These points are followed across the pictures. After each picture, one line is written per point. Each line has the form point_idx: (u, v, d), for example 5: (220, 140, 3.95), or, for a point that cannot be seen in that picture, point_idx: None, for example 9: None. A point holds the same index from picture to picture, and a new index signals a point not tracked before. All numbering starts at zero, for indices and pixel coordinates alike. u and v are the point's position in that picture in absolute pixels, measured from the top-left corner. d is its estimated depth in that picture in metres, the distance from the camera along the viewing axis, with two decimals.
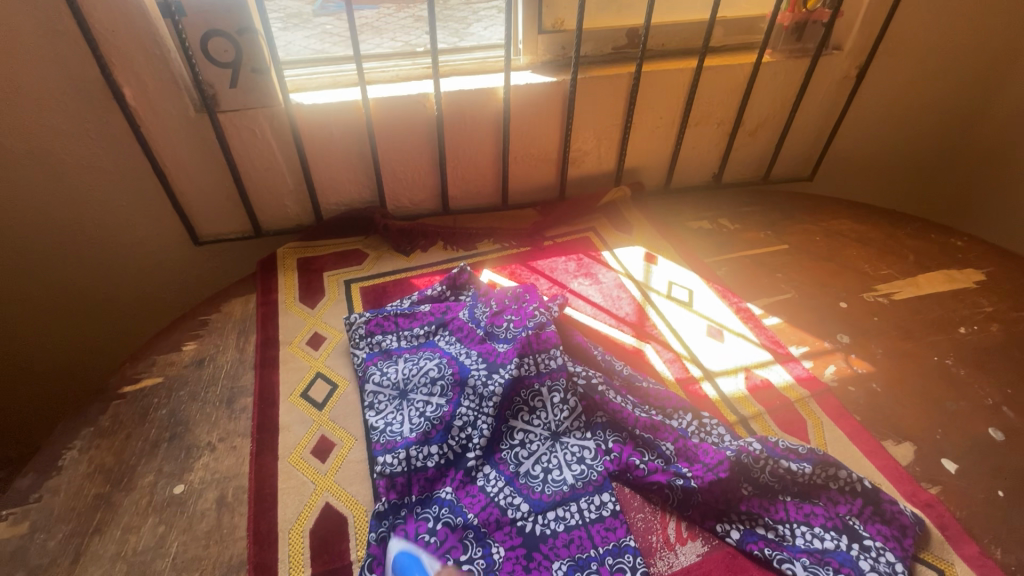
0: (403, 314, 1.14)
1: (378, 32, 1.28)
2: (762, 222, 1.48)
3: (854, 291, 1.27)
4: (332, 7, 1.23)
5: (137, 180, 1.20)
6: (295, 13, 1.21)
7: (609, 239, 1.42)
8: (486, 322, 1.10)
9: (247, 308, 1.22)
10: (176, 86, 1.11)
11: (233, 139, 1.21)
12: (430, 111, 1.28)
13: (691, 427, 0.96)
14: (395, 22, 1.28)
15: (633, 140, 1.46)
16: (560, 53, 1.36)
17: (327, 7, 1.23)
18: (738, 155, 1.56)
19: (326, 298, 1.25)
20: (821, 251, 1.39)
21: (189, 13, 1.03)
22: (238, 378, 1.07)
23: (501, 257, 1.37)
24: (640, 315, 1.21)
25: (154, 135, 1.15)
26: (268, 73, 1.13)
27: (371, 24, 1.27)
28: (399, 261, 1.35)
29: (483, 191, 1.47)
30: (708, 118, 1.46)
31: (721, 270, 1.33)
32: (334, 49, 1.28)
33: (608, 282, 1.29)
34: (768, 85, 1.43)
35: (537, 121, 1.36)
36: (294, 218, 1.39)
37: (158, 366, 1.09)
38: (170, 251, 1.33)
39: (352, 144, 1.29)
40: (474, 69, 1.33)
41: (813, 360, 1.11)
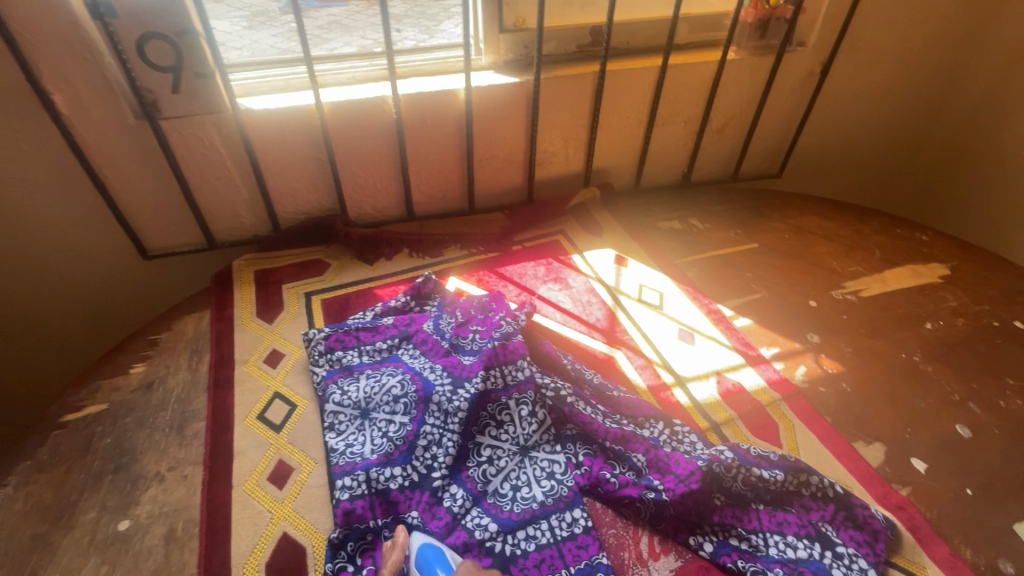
0: (365, 327, 1.09)
1: (346, 30, 1.23)
2: (732, 221, 1.47)
3: (823, 289, 1.27)
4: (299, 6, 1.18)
5: (75, 193, 1.12)
6: (261, 11, 1.17)
7: (578, 242, 1.39)
8: (451, 334, 1.06)
9: (201, 326, 1.15)
10: (114, 92, 1.04)
11: (179, 147, 1.14)
12: (389, 114, 1.23)
13: (663, 437, 0.94)
14: (364, 19, 1.23)
15: (600, 140, 1.43)
16: (522, 52, 1.32)
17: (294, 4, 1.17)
18: (706, 153, 1.55)
19: (285, 311, 1.19)
20: (790, 249, 1.38)
21: (121, 16, 0.97)
22: (189, 401, 1.01)
23: (468, 263, 1.33)
24: (610, 321, 1.18)
25: (92, 144, 1.08)
26: (212, 78, 1.08)
27: (340, 21, 1.22)
28: (362, 271, 1.30)
29: (449, 196, 1.42)
30: (675, 116, 1.44)
31: (691, 271, 1.32)
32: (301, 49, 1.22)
33: (578, 286, 1.26)
34: (734, 82, 1.41)
35: (501, 123, 1.32)
36: (250, 229, 1.33)
37: (103, 392, 1.02)
38: (116, 267, 1.25)
39: (309, 150, 1.23)
40: (435, 69, 1.28)
41: (784, 362, 1.10)
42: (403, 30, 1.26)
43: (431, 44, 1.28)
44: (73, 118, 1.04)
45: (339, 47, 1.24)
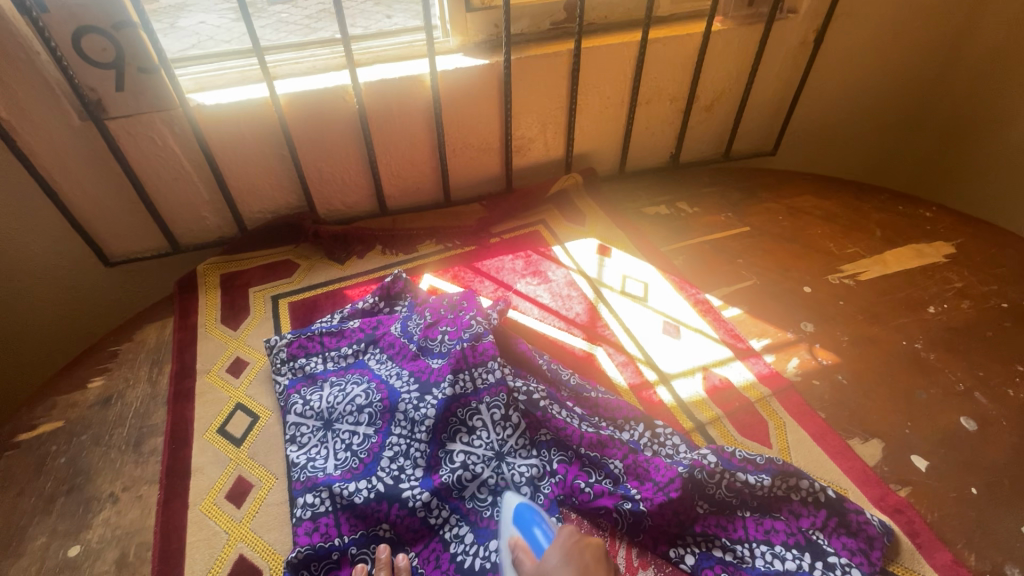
0: (330, 332, 1.04)
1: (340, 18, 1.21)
2: (722, 204, 1.40)
3: (819, 273, 1.20)
4: None
5: (24, 201, 1.06)
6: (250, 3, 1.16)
7: (559, 231, 1.32)
8: (419, 336, 1.01)
9: (163, 335, 1.11)
10: (53, 92, 0.98)
11: (130, 148, 1.08)
12: (350, 104, 1.16)
13: (643, 440, 0.88)
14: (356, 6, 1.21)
15: (581, 123, 1.36)
16: (492, 32, 1.25)
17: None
18: (694, 132, 1.47)
19: (251, 316, 1.14)
20: (784, 231, 1.30)
21: (51, 9, 0.90)
22: (148, 416, 0.97)
23: (442, 259, 1.26)
24: (591, 315, 1.11)
25: (37, 149, 1.02)
26: (158, 73, 1.01)
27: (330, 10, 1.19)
28: (333, 270, 1.24)
29: (423, 188, 1.36)
30: (659, 95, 1.36)
31: (678, 259, 1.24)
32: (289, 38, 1.18)
33: (557, 279, 1.19)
34: (721, 55, 1.33)
35: (473, 108, 1.25)
36: (216, 231, 1.27)
37: (59, 409, 0.98)
38: (76, 277, 1.20)
39: (269, 147, 1.17)
40: (400, 54, 1.21)
41: (775, 354, 1.03)
42: (393, 15, 1.22)
43: (393, 26, 1.22)
44: (13, 122, 0.98)
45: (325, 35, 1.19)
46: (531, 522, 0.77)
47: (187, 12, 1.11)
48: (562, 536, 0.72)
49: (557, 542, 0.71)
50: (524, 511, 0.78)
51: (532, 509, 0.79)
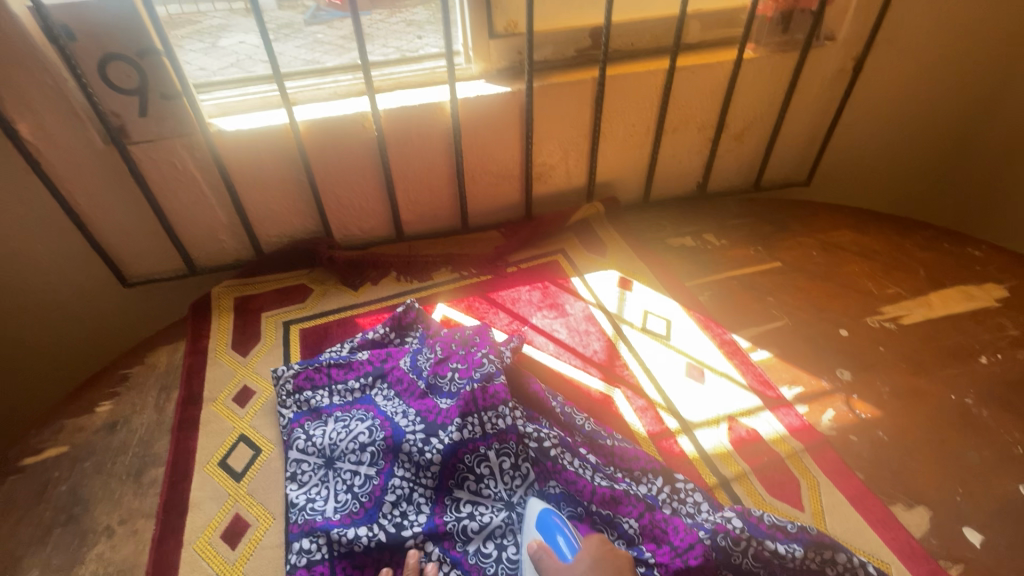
0: (337, 364, 1.01)
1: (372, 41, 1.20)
2: (752, 237, 1.33)
3: (856, 315, 1.12)
4: (323, 16, 1.19)
5: (46, 222, 1.08)
6: (285, 23, 1.18)
7: (579, 262, 1.28)
8: (428, 372, 0.97)
9: (173, 359, 1.10)
10: (78, 118, 0.99)
11: (151, 172, 1.09)
12: (369, 130, 1.14)
13: (662, 495, 0.82)
14: (385, 28, 1.22)
15: (604, 151, 1.32)
16: (515, 59, 1.23)
17: (319, 15, 1.19)
18: (723, 161, 1.41)
19: (261, 343, 1.12)
20: (818, 268, 1.23)
21: (78, 37, 0.91)
22: (151, 444, 0.95)
23: (457, 288, 1.23)
24: (609, 353, 1.05)
25: (61, 172, 1.04)
26: (180, 100, 1.02)
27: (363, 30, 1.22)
28: (346, 297, 1.22)
29: (441, 214, 1.33)
30: (687, 123, 1.31)
31: (704, 295, 1.18)
32: (324, 58, 1.20)
33: (575, 313, 1.14)
34: (753, 83, 1.28)
35: (494, 135, 1.22)
36: (232, 254, 1.27)
37: (65, 433, 0.97)
38: (94, 297, 1.21)
39: (287, 171, 1.17)
40: (421, 81, 1.20)
41: (809, 405, 0.95)
42: (425, 35, 1.22)
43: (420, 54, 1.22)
44: (39, 146, 1.00)
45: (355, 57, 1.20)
46: (553, 528, 0.75)
47: (227, 33, 1.17)
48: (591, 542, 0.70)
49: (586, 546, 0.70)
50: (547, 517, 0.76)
51: (556, 516, 0.77)
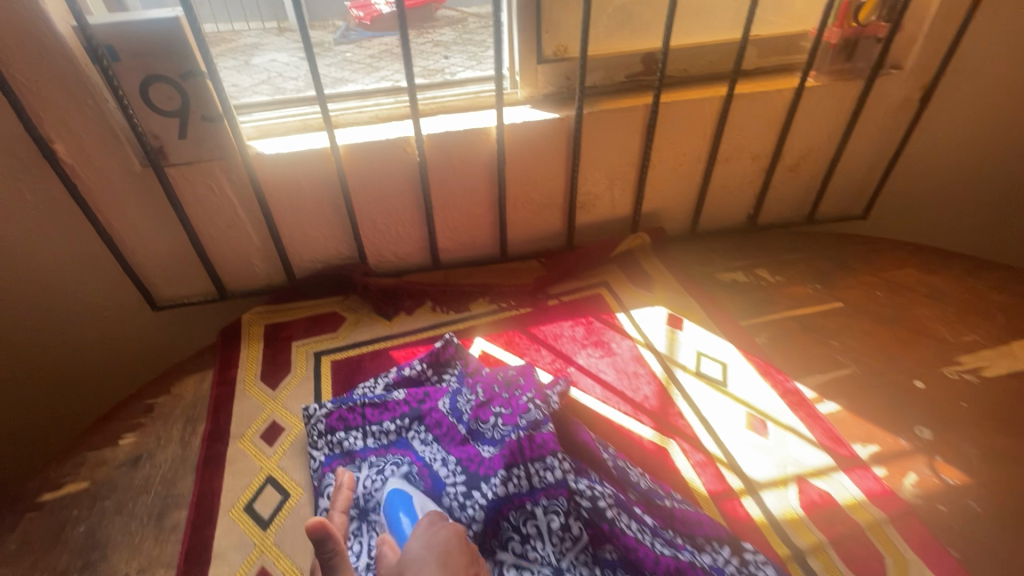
0: (372, 403, 0.95)
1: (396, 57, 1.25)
2: (809, 274, 1.25)
3: (931, 365, 1.02)
4: (353, 37, 1.27)
5: (79, 244, 1.05)
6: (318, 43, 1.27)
7: (624, 297, 1.21)
8: (469, 417, 0.91)
9: (200, 389, 1.05)
10: (117, 139, 0.97)
11: (187, 195, 1.06)
12: (411, 155, 1.10)
13: (729, 568, 0.73)
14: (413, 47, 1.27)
15: (652, 180, 1.26)
16: (563, 84, 1.18)
17: (348, 36, 1.27)
18: (776, 192, 1.34)
19: (292, 374, 1.07)
20: (884, 310, 1.14)
21: (122, 58, 0.89)
22: (174, 484, 0.90)
23: (495, 321, 1.17)
24: (661, 399, 0.98)
25: (97, 193, 1.01)
26: (221, 122, 0.99)
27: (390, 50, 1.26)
28: (380, 327, 1.17)
29: (479, 242, 1.28)
30: (740, 152, 1.25)
31: (761, 337, 1.10)
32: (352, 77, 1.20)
33: (622, 352, 1.07)
34: (812, 113, 1.21)
35: (538, 162, 1.17)
36: (264, 278, 1.23)
37: (87, 467, 0.93)
38: (123, 320, 1.17)
39: (324, 196, 1.12)
40: (466, 105, 1.16)
41: (886, 467, 0.86)
42: (451, 56, 1.24)
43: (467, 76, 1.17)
44: (76, 167, 0.97)
45: (387, 75, 1.21)
46: (400, 507, 0.78)
47: (259, 50, 1.23)
48: (422, 524, 0.67)
49: (417, 533, 0.66)
50: (396, 495, 0.79)
51: (404, 494, 0.80)
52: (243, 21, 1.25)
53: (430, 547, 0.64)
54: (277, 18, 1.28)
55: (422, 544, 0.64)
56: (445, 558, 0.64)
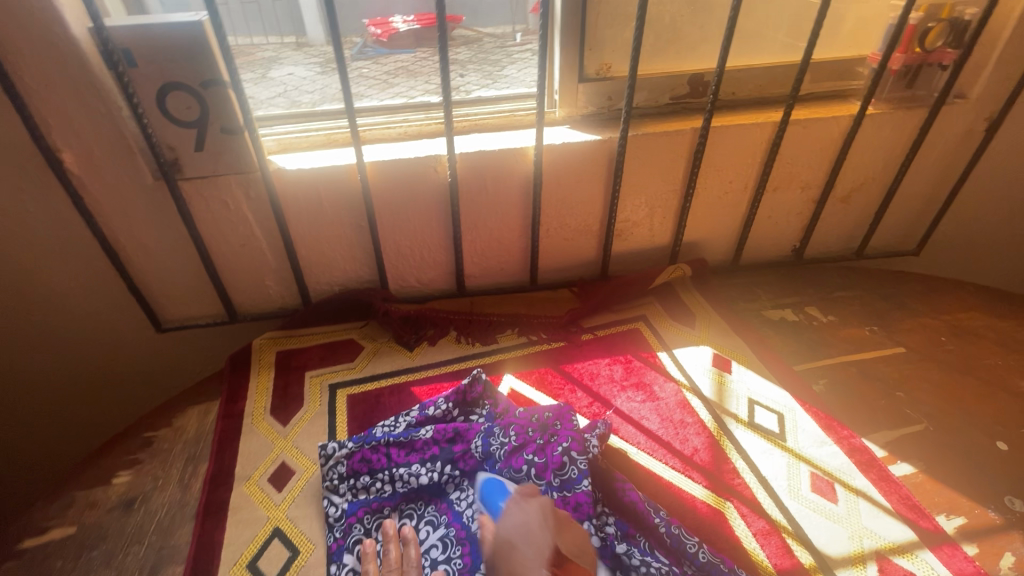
0: (398, 442, 0.87)
1: (413, 76, 1.18)
2: (864, 314, 1.16)
3: (1013, 424, 0.92)
4: (371, 53, 1.23)
5: (83, 260, 0.97)
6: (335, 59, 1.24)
7: (664, 333, 1.12)
8: (502, 465, 0.82)
9: (204, 423, 0.96)
10: (129, 150, 0.90)
11: (200, 210, 0.98)
12: (441, 175, 1.03)
13: None
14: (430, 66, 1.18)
15: (695, 209, 1.18)
16: (603, 104, 1.11)
17: (365, 52, 1.23)
18: (825, 225, 1.26)
19: (305, 409, 0.98)
20: (952, 359, 1.05)
21: (139, 63, 0.82)
22: (171, 533, 0.80)
23: (526, 355, 1.08)
24: (713, 454, 0.88)
25: (105, 206, 0.93)
26: (241, 134, 0.91)
27: (406, 67, 1.23)
28: (400, 358, 1.08)
29: (508, 269, 1.20)
30: (791, 182, 1.17)
31: (819, 384, 1.00)
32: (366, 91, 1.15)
33: (666, 397, 0.98)
34: (870, 142, 1.13)
35: (576, 186, 1.09)
36: (278, 301, 1.15)
37: (74, 509, 0.83)
38: (125, 342, 1.09)
39: (346, 216, 1.05)
40: (500, 123, 1.09)
41: (979, 546, 0.76)
42: (467, 74, 1.19)
43: (500, 95, 1.11)
44: (84, 178, 0.90)
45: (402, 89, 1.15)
46: (497, 496, 0.79)
47: (279, 64, 1.20)
48: (509, 502, 0.78)
49: (507, 512, 0.77)
50: (487, 483, 0.81)
51: (498, 483, 0.81)
52: (263, 34, 1.25)
53: (517, 524, 0.75)
54: (297, 32, 1.26)
55: (509, 524, 0.75)
56: (530, 536, 0.74)
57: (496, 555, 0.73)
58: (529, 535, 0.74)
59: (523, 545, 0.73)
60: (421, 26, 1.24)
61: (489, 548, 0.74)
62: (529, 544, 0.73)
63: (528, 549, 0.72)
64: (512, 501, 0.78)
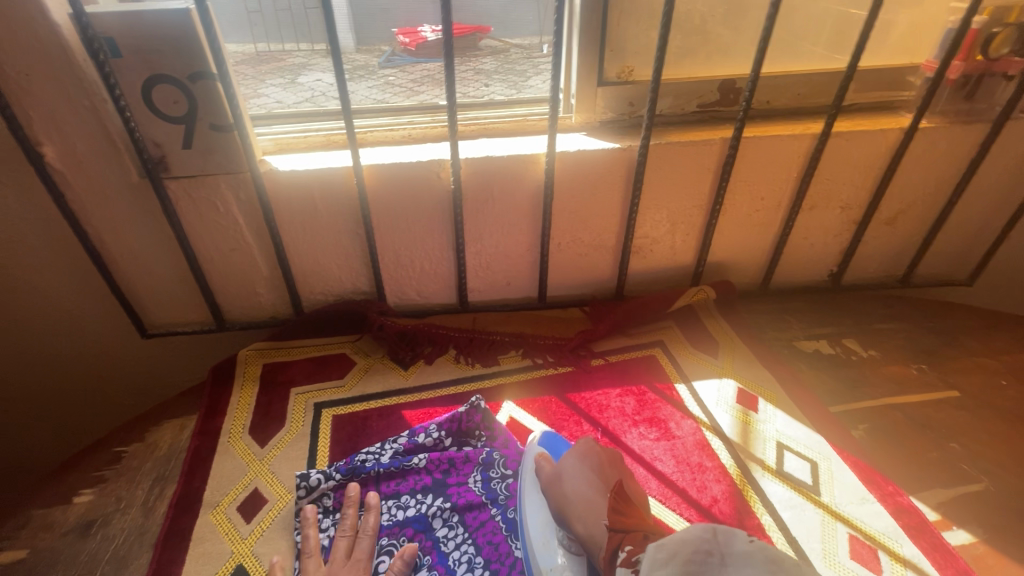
0: (388, 473, 0.81)
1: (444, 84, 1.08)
2: (910, 351, 1.04)
3: None
4: (398, 61, 1.10)
5: (63, 259, 0.92)
6: (361, 66, 1.09)
7: (683, 361, 1.02)
8: (509, 502, 0.77)
9: (178, 440, 0.89)
10: (113, 145, 0.84)
11: (188, 212, 0.92)
12: (445, 182, 0.95)
13: None
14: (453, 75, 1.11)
15: (722, 227, 1.07)
16: (625, 110, 1.02)
17: (393, 60, 1.09)
18: (867, 249, 1.14)
19: (286, 429, 0.91)
20: (1013, 408, 0.92)
21: (124, 54, 0.77)
22: (126, 564, 0.73)
23: (529, 380, 0.99)
24: (736, 506, 0.78)
25: (87, 204, 0.88)
26: (232, 132, 0.85)
27: (433, 75, 1.09)
28: (393, 378, 1.00)
29: (515, 285, 1.11)
30: (830, 200, 1.06)
31: (858, 429, 0.89)
32: (395, 99, 1.05)
33: (683, 437, 0.88)
34: (922, 160, 1.02)
35: (593, 197, 1.01)
36: (270, 310, 1.08)
37: (29, 530, 0.77)
38: (109, 346, 1.04)
39: (342, 223, 0.98)
40: (511, 128, 1.01)
41: None
42: (490, 84, 1.07)
43: (517, 98, 1.04)
44: (65, 174, 0.85)
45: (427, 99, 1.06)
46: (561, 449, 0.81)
47: (307, 71, 1.06)
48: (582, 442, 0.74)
49: (575, 448, 0.74)
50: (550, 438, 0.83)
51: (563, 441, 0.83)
52: (293, 40, 1.03)
53: (581, 460, 0.71)
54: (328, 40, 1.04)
55: (576, 458, 0.72)
56: (599, 471, 0.71)
57: (553, 484, 0.70)
58: (592, 471, 0.70)
59: (584, 477, 0.69)
60: None
61: (546, 476, 0.72)
62: (590, 477, 0.69)
63: (587, 483, 0.69)
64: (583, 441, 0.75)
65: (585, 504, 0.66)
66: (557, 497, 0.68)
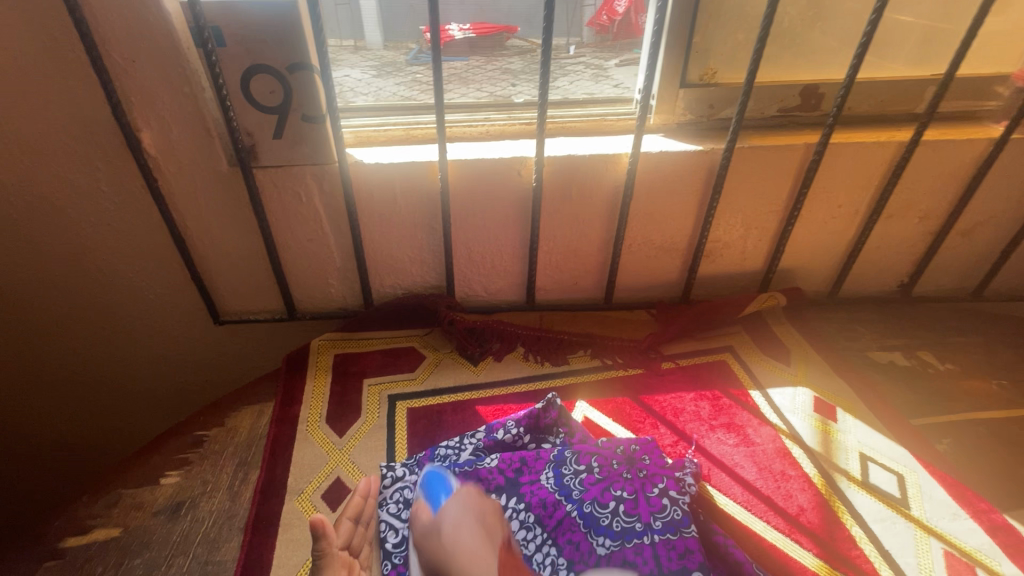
0: (463, 471, 0.79)
1: (463, 83, 1.12)
2: (988, 366, 1.02)
3: None
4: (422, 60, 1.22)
5: (150, 244, 0.93)
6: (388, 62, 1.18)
7: (755, 367, 1.01)
8: (584, 498, 0.73)
9: (257, 426, 0.90)
10: (208, 132, 0.85)
11: (272, 201, 0.93)
12: (525, 179, 0.95)
13: None
14: (481, 74, 1.11)
15: (795, 233, 1.06)
16: (704, 113, 1.01)
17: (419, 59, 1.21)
18: (941, 260, 1.12)
19: (362, 420, 0.91)
20: None
21: (228, 44, 0.78)
22: (218, 547, 0.74)
23: (600, 380, 0.99)
24: (824, 516, 0.76)
25: (176, 190, 0.89)
26: (323, 123, 0.86)
27: (457, 74, 1.16)
28: (464, 373, 1.00)
29: (581, 284, 1.11)
30: (909, 210, 1.04)
31: (943, 444, 0.87)
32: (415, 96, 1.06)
33: (763, 444, 0.87)
34: (1008, 171, 1.00)
35: (668, 200, 1.00)
36: (339, 301, 1.09)
37: (121, 509, 0.78)
38: (184, 331, 1.05)
39: (420, 217, 0.98)
40: (588, 128, 1.01)
41: None
42: (517, 85, 1.10)
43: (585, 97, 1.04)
44: (159, 160, 0.86)
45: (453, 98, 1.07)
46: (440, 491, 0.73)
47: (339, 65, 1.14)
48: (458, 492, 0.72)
49: (455, 498, 0.71)
50: (433, 474, 0.76)
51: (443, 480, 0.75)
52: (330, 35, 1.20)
53: (464, 508, 0.69)
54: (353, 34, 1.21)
55: (458, 508, 0.69)
56: (479, 523, 0.68)
57: (432, 537, 0.67)
58: (475, 523, 0.68)
59: (468, 528, 0.67)
60: (475, 34, 1.17)
61: (426, 528, 0.68)
62: (471, 530, 0.66)
63: (471, 533, 0.66)
64: (463, 491, 0.72)
65: (467, 557, 0.64)
66: (429, 551, 0.66)
